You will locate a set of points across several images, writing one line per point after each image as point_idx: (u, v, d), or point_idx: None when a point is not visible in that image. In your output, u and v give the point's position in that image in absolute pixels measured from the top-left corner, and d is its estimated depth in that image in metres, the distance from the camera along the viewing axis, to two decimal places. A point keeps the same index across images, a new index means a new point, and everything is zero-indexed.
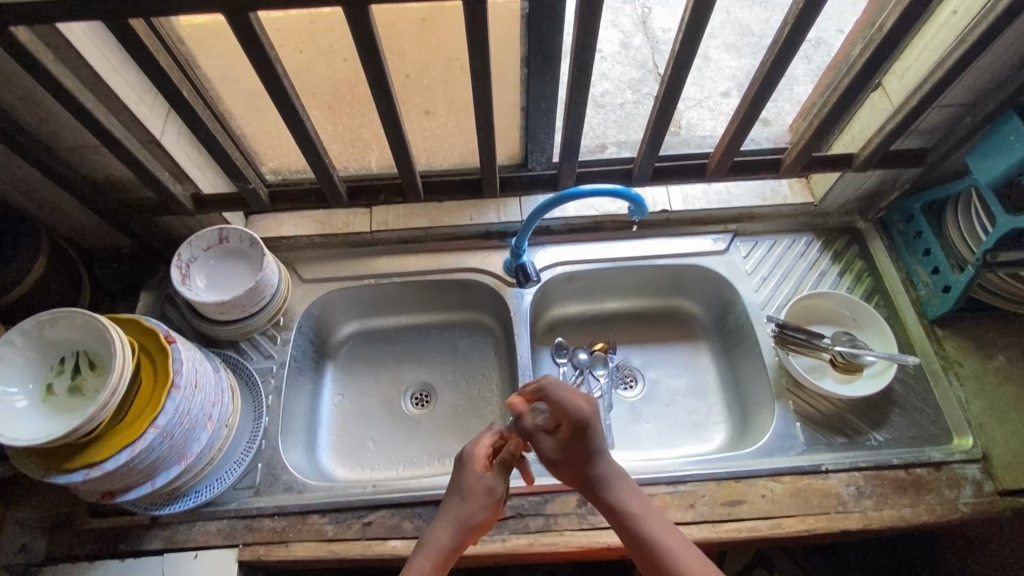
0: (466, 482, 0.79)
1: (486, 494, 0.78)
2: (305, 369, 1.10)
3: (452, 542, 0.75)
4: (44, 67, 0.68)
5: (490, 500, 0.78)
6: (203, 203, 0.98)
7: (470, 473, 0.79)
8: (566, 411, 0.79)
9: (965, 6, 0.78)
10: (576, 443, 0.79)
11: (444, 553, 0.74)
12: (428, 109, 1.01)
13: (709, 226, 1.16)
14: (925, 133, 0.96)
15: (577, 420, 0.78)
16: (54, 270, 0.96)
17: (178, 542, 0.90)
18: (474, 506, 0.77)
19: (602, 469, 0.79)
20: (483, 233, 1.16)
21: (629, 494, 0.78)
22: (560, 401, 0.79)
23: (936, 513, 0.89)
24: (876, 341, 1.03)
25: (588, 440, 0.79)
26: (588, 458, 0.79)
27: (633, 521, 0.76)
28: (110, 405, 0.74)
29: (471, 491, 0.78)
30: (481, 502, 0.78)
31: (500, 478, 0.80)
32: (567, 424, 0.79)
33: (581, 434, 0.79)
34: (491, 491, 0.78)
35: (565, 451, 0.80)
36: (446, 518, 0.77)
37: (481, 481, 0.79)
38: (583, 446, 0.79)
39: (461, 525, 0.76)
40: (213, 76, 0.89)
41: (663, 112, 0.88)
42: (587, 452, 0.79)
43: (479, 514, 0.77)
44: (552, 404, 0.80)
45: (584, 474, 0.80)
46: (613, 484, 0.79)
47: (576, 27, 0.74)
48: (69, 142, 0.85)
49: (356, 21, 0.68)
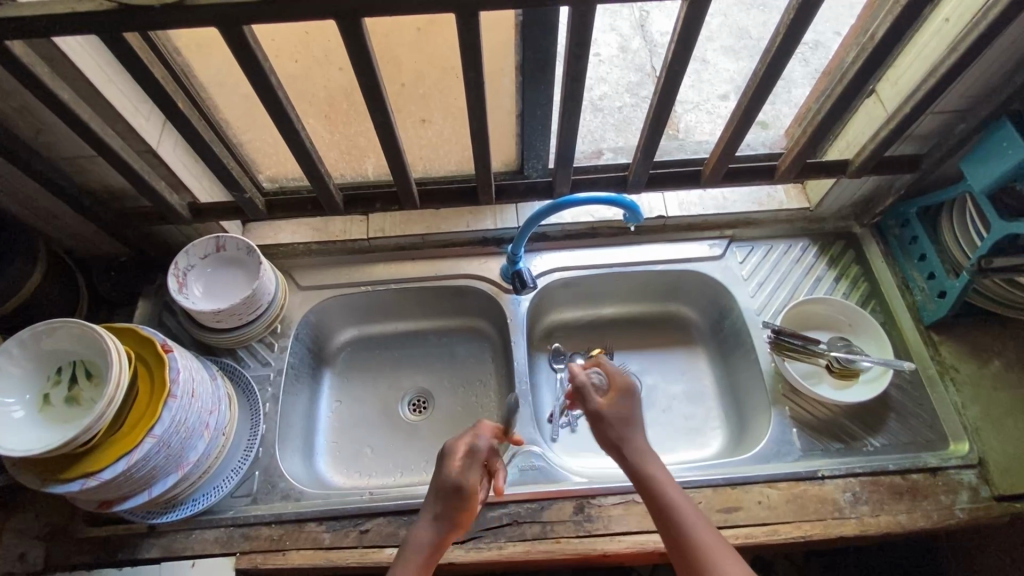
0: (444, 479, 0.77)
1: (464, 489, 0.77)
2: (303, 376, 1.10)
3: (431, 542, 0.75)
4: (40, 80, 0.68)
5: (468, 494, 0.77)
6: (200, 211, 0.98)
7: (448, 470, 0.78)
8: (618, 377, 0.85)
9: (958, 13, 0.78)
10: (623, 402, 0.83)
11: (425, 554, 0.75)
12: (424, 118, 1.01)
13: (705, 232, 1.16)
14: (919, 139, 0.96)
15: (626, 384, 0.84)
16: (51, 279, 0.97)
17: (176, 551, 0.90)
18: (449, 502, 0.77)
19: (636, 439, 0.81)
20: (479, 239, 1.16)
21: (658, 468, 0.79)
22: (614, 369, 0.86)
23: (932, 519, 0.89)
24: (872, 346, 1.03)
25: (632, 405, 0.83)
26: (630, 423, 0.82)
27: (663, 496, 0.76)
28: (106, 414, 0.75)
29: (443, 487, 0.77)
30: (460, 498, 0.77)
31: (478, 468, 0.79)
32: (616, 387, 0.84)
33: (629, 398, 0.83)
34: (470, 487, 0.77)
35: (609, 408, 0.82)
36: (427, 518, 0.77)
37: (450, 478, 0.77)
38: (625, 410, 0.82)
39: (440, 522, 0.76)
40: (209, 85, 0.90)
41: (657, 119, 0.89)
42: (628, 418, 0.82)
43: (458, 510, 0.77)
44: (610, 369, 0.87)
45: (620, 440, 0.81)
46: (642, 458, 0.79)
47: (569, 36, 0.74)
48: (66, 152, 0.85)
49: (349, 33, 0.68)
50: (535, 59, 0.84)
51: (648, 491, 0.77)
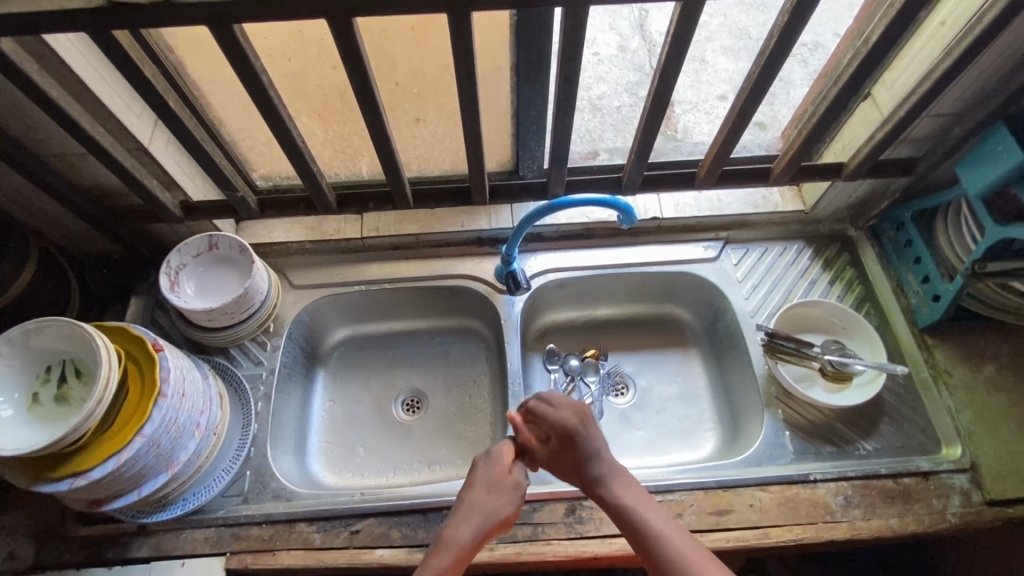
0: (492, 478, 0.80)
1: (512, 489, 0.80)
2: (296, 376, 1.10)
3: (471, 537, 0.75)
4: (29, 77, 0.67)
5: (515, 495, 0.80)
6: (192, 210, 0.98)
7: (495, 471, 0.81)
8: (556, 425, 0.82)
9: (953, 18, 0.78)
10: (567, 449, 0.81)
11: (464, 549, 0.74)
12: (418, 117, 1.01)
13: (700, 233, 1.15)
14: (914, 143, 0.96)
15: (565, 434, 0.81)
16: (43, 277, 0.96)
17: (166, 550, 0.90)
18: (501, 502, 0.79)
19: (599, 472, 0.79)
20: (474, 239, 1.15)
21: (630, 488, 0.79)
22: (549, 417, 0.83)
23: (924, 523, 0.89)
24: (865, 349, 1.03)
25: (576, 451, 0.81)
26: (583, 467, 0.80)
27: (638, 519, 0.75)
28: (95, 414, 0.74)
29: (498, 485, 0.80)
30: (507, 497, 0.79)
31: (523, 476, 0.82)
32: (555, 437, 0.82)
33: (570, 444, 0.81)
34: (517, 487, 0.80)
35: (556, 458, 0.82)
36: (472, 515, 0.77)
37: (509, 477, 0.81)
38: (571, 459, 0.81)
39: (485, 522, 0.77)
40: (202, 83, 0.89)
41: (652, 121, 0.88)
42: (578, 461, 0.81)
43: (505, 509, 0.78)
44: (543, 417, 0.83)
45: (582, 479, 0.81)
46: (614, 482, 0.79)
47: (562, 37, 0.74)
48: (56, 149, 0.85)
49: (340, 31, 0.68)
50: (530, 59, 0.83)
51: (622, 514, 0.76)
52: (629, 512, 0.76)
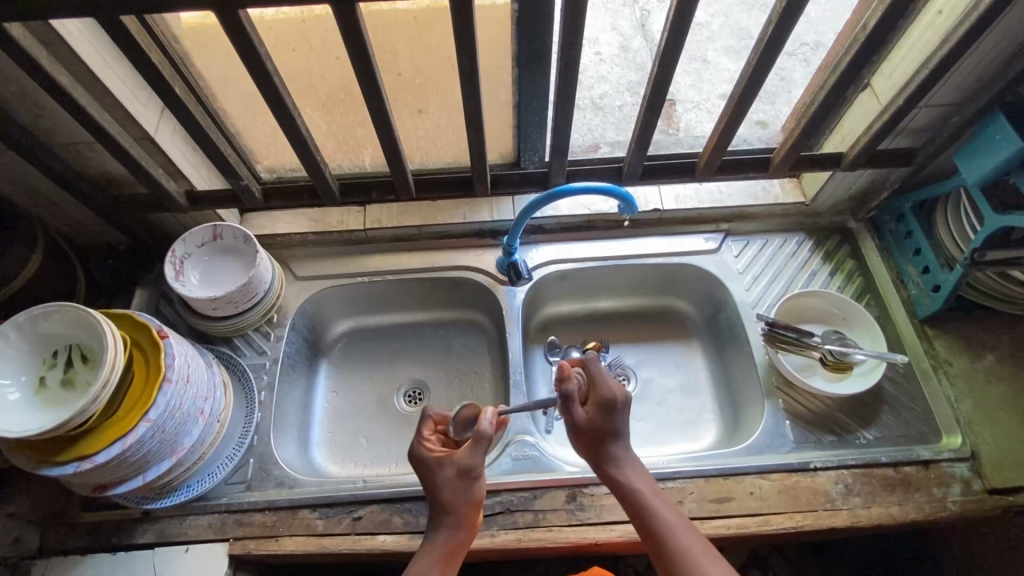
0: (439, 479, 0.74)
1: (464, 478, 0.74)
2: (299, 366, 1.11)
3: (450, 537, 0.73)
4: (39, 63, 0.68)
5: (470, 479, 0.74)
6: (197, 199, 0.99)
7: (434, 467, 0.75)
8: (605, 386, 0.78)
9: (951, 6, 0.78)
10: (604, 416, 0.77)
11: (446, 551, 0.72)
12: (420, 109, 1.02)
13: (701, 225, 1.16)
14: (914, 133, 0.96)
15: (609, 397, 0.77)
16: (50, 266, 0.98)
17: (169, 536, 0.91)
18: (457, 495, 0.74)
19: (618, 450, 0.77)
20: (476, 231, 1.17)
21: (639, 476, 0.76)
22: (601, 376, 0.79)
23: (924, 511, 0.89)
24: (865, 340, 1.04)
25: (617, 418, 0.77)
26: (611, 436, 0.77)
27: (646, 507, 0.73)
28: (101, 397, 0.75)
29: (445, 482, 0.74)
30: (463, 486, 0.74)
31: (474, 453, 0.74)
32: (597, 400, 0.77)
33: (611, 410, 0.77)
34: (471, 472, 0.74)
35: (590, 422, 0.77)
36: (440, 517, 0.74)
37: (448, 471, 0.74)
38: (614, 423, 0.77)
39: (454, 516, 0.73)
40: (208, 75, 0.91)
41: (650, 112, 0.89)
42: (608, 432, 0.77)
43: (467, 495, 0.74)
44: (594, 372, 0.80)
45: (604, 451, 0.77)
46: (625, 466, 0.76)
47: (562, 24, 0.74)
48: (64, 138, 0.86)
49: (343, 18, 0.69)
50: (531, 49, 0.83)
51: (629, 500, 0.74)
52: (637, 499, 0.74)
